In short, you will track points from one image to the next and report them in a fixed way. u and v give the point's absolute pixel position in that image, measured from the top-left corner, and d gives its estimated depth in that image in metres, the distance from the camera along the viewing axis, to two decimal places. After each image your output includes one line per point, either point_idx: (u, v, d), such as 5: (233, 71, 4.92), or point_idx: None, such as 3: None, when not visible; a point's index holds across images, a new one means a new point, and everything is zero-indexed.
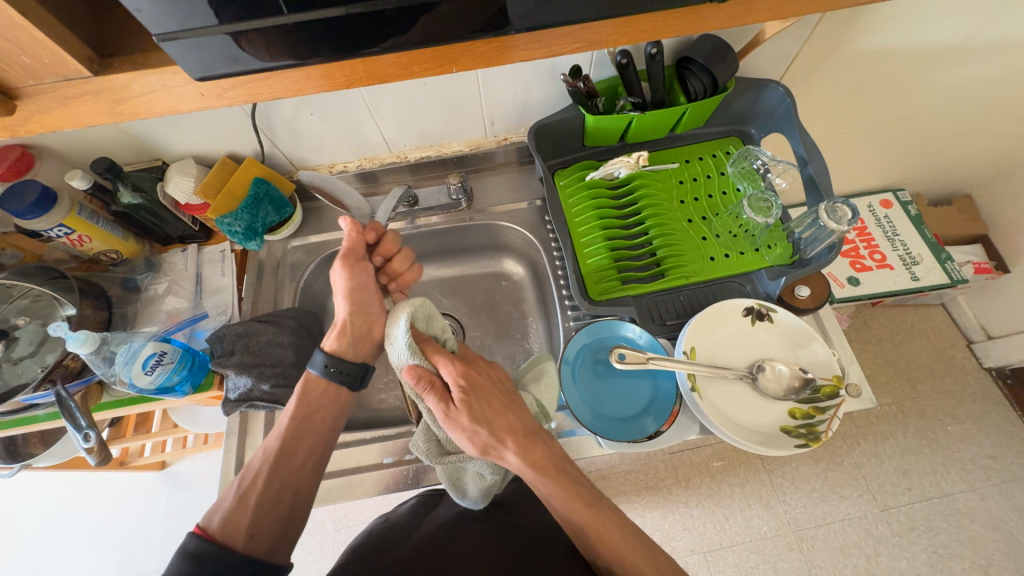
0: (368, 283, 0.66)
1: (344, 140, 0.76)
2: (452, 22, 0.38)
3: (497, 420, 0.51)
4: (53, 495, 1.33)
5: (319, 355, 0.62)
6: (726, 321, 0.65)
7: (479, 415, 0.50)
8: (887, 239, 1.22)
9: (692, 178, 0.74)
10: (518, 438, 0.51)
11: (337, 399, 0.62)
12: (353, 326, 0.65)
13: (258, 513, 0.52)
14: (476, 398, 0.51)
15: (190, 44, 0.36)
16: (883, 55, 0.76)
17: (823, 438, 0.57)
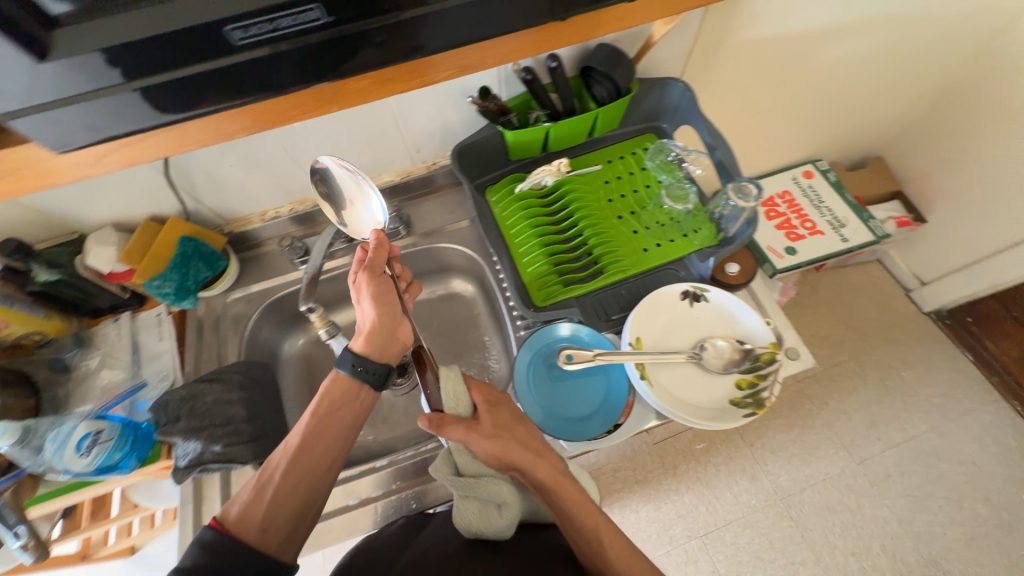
0: (387, 286, 0.62)
1: (272, 186, 0.76)
2: (332, 64, 0.40)
3: (517, 439, 0.56)
4: None
5: (345, 355, 0.58)
6: (665, 306, 0.67)
7: (497, 430, 0.55)
8: (814, 207, 1.30)
9: (616, 177, 0.77)
10: (535, 453, 0.55)
11: (359, 400, 0.58)
12: (374, 327, 0.60)
13: (273, 507, 0.50)
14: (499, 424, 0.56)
15: (44, 119, 0.36)
16: (768, 43, 0.83)
17: (768, 404, 0.60)
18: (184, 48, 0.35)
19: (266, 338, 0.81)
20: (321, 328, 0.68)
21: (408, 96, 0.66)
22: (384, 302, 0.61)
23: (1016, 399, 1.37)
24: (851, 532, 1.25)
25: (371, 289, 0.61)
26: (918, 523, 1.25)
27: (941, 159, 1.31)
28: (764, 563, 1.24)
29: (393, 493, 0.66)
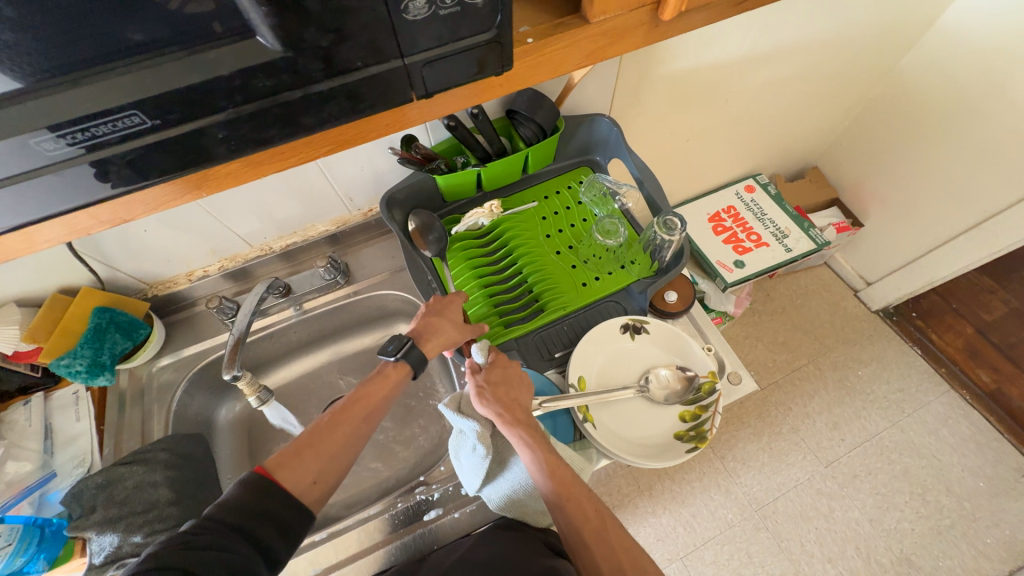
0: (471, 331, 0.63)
1: (195, 246, 0.72)
2: None
3: (505, 396, 0.56)
4: None
5: (409, 342, 0.59)
6: (607, 342, 0.66)
7: (491, 385, 0.56)
8: (758, 220, 1.35)
9: (553, 213, 0.78)
10: (516, 409, 0.55)
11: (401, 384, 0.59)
12: (432, 335, 0.61)
13: (322, 467, 0.49)
14: (498, 380, 0.57)
15: None
16: (689, 74, 0.86)
17: (710, 436, 0.60)
18: None
19: (198, 405, 0.76)
20: (251, 394, 0.66)
21: None
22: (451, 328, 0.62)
23: (964, 388, 1.43)
24: (826, 538, 1.26)
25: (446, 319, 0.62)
26: (887, 521, 1.27)
27: (867, 166, 1.38)
28: None
29: (333, 569, 0.60)
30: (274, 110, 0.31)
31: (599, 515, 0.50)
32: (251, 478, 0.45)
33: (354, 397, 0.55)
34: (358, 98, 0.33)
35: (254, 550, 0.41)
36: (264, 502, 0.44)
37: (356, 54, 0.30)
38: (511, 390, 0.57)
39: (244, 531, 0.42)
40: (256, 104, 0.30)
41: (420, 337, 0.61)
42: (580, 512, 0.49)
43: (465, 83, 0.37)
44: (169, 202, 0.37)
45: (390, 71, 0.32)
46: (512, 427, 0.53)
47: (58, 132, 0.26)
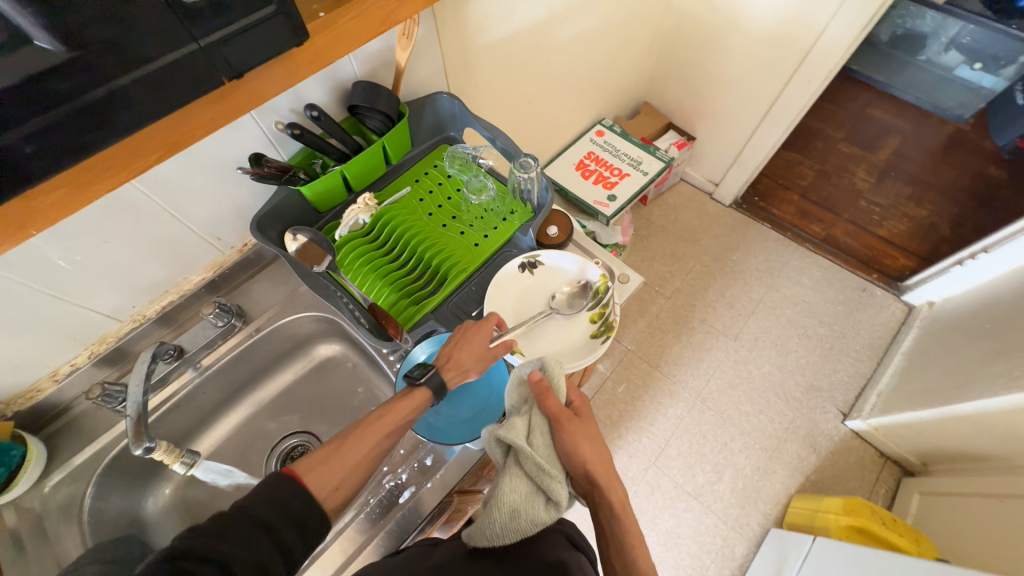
0: (491, 362, 0.63)
1: (50, 341, 0.64)
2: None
3: (595, 448, 0.57)
4: None
5: (432, 376, 0.57)
6: (511, 284, 0.73)
7: (587, 439, 0.58)
8: (615, 157, 1.53)
9: (428, 192, 0.82)
10: (606, 463, 0.57)
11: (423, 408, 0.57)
12: (458, 369, 0.60)
13: (346, 475, 0.48)
14: (581, 426, 0.58)
15: None
16: (507, 39, 0.95)
17: (616, 323, 0.68)
18: None
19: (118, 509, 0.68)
20: (173, 462, 0.62)
21: (174, 187, 0.62)
22: (473, 359, 0.61)
23: (807, 242, 1.76)
24: (753, 395, 1.49)
25: (480, 339, 0.63)
26: (790, 362, 1.53)
27: (680, 88, 1.63)
28: (708, 456, 1.41)
29: None
30: (81, 113, 0.33)
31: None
32: (281, 473, 0.45)
33: (385, 412, 0.54)
34: (166, 85, 0.36)
35: (276, 551, 0.41)
36: (287, 496, 0.44)
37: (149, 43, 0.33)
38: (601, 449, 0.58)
39: (271, 529, 0.42)
40: (51, 115, 0.31)
41: (448, 369, 0.60)
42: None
43: (272, 56, 0.41)
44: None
45: (190, 54, 0.35)
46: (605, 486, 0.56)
47: None
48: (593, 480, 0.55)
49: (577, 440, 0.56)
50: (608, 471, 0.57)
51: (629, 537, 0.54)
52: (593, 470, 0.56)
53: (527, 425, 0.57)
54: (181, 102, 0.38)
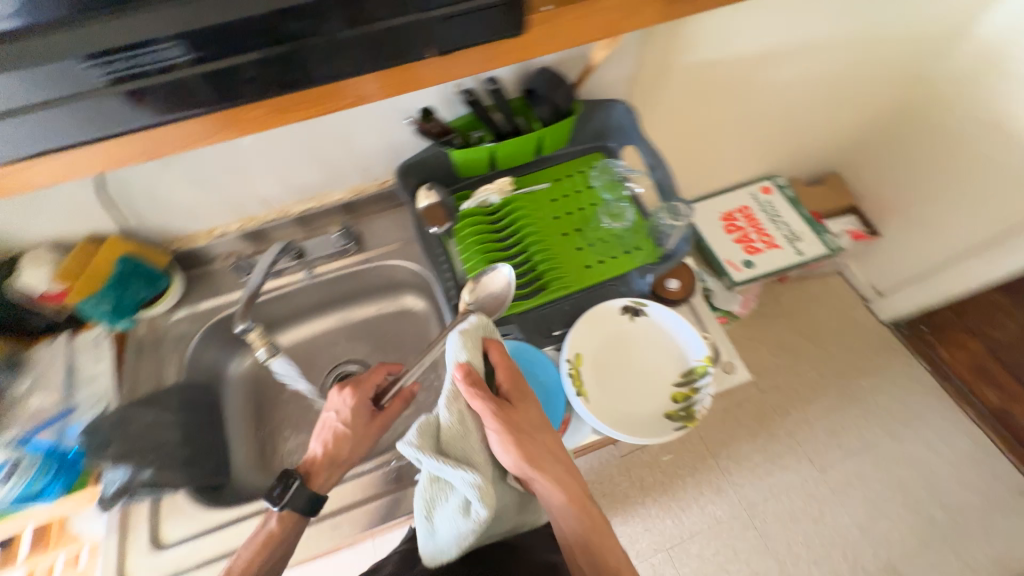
0: (376, 430, 0.64)
1: (217, 205, 0.75)
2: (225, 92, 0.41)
3: (532, 444, 0.53)
4: None
5: (297, 487, 0.58)
6: (605, 322, 0.67)
7: (542, 446, 0.54)
8: (772, 222, 1.34)
9: (562, 195, 0.79)
10: (552, 463, 0.53)
11: (295, 504, 0.58)
12: (336, 458, 0.62)
13: (264, 562, 0.55)
14: (516, 421, 0.53)
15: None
16: (712, 65, 0.86)
17: (700, 416, 0.59)
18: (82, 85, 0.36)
19: (212, 358, 0.79)
20: (260, 347, 0.69)
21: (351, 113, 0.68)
22: (349, 442, 0.62)
23: (969, 406, 1.41)
24: (814, 541, 1.26)
25: (334, 429, 0.63)
26: (877, 530, 1.27)
27: (887, 173, 1.36)
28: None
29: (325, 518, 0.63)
30: None
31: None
32: None
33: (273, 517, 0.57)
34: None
35: None
36: None
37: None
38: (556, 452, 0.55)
39: None
40: None
41: (330, 463, 0.62)
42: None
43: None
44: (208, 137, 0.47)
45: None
46: (577, 512, 0.52)
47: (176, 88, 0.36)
48: (557, 494, 0.52)
49: (503, 432, 0.52)
50: (552, 465, 0.53)
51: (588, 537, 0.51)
52: (553, 484, 0.52)
53: (436, 423, 0.52)
54: None
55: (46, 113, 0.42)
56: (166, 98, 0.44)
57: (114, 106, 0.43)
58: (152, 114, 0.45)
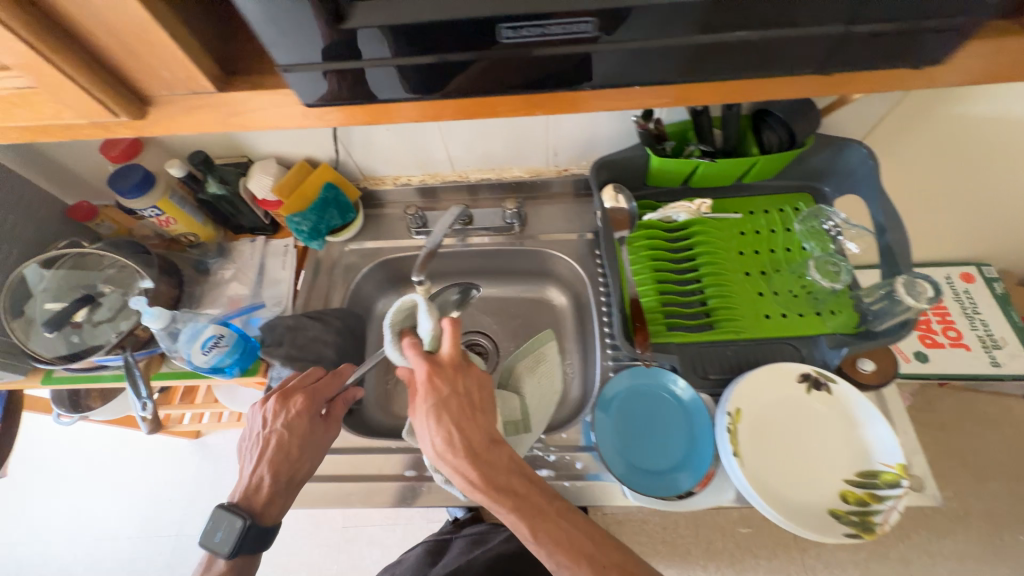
0: (326, 436, 0.63)
1: (413, 156, 0.79)
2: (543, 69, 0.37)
3: (470, 447, 0.51)
4: (79, 459, 1.36)
5: (250, 526, 0.57)
6: (780, 384, 0.60)
7: (489, 459, 0.51)
8: (965, 316, 1.10)
9: (754, 231, 0.72)
10: (495, 471, 0.50)
11: (265, 508, 0.59)
12: (292, 479, 0.61)
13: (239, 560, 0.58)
14: (452, 411, 0.51)
15: (319, 76, 0.35)
16: (988, 126, 0.71)
17: (878, 531, 0.52)
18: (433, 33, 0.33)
19: (367, 293, 0.85)
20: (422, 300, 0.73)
21: None
22: (303, 460, 0.61)
23: None
24: None
25: (273, 446, 0.60)
26: None
27: None
28: None
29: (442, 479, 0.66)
30: None
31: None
32: None
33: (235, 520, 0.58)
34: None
35: None
36: None
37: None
38: (507, 460, 0.52)
39: None
40: None
41: (281, 491, 0.60)
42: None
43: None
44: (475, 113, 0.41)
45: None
46: (525, 523, 0.48)
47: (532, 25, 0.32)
48: (507, 512, 0.49)
49: (440, 428, 0.51)
50: (502, 469, 0.51)
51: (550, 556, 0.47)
52: (501, 501, 0.49)
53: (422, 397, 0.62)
54: None
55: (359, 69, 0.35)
56: (524, 75, 0.37)
57: (477, 75, 0.37)
58: (510, 87, 0.38)
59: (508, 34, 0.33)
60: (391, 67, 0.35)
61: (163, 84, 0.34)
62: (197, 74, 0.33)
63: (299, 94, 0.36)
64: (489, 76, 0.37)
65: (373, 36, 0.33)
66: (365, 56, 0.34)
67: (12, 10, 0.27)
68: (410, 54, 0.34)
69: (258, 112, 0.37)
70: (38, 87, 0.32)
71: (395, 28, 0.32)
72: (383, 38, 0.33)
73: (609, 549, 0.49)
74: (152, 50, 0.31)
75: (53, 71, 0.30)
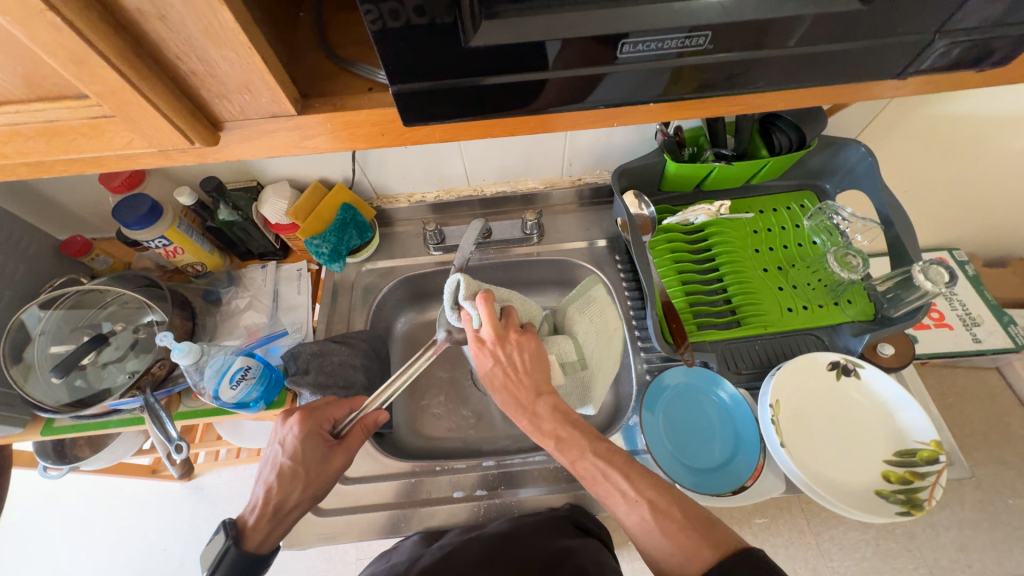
0: (338, 459, 0.60)
1: (427, 173, 0.79)
2: (644, 84, 0.32)
3: (520, 396, 0.58)
4: (58, 513, 1.25)
5: (230, 548, 0.51)
6: (813, 373, 0.62)
7: (535, 411, 0.57)
8: (945, 298, 1.15)
9: (766, 228, 0.75)
10: (539, 414, 0.56)
11: (257, 536, 0.54)
12: (286, 507, 0.56)
13: None
14: (503, 369, 0.59)
15: (422, 97, 0.30)
16: (968, 119, 0.75)
17: (926, 508, 0.54)
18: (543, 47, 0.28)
19: (386, 313, 0.84)
20: None
21: None
22: (298, 486, 0.57)
23: None
24: None
25: (280, 466, 0.58)
26: None
27: None
28: None
29: (492, 498, 0.65)
30: None
31: (709, 545, 0.42)
32: None
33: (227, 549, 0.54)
34: (843, 68, 0.32)
35: None
36: None
37: (877, 26, 0.30)
38: (552, 412, 0.56)
39: None
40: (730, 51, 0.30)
41: (273, 515, 0.56)
42: (668, 545, 0.44)
43: (923, 73, 0.34)
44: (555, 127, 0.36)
45: (913, 43, 0.31)
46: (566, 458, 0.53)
47: (638, 38, 0.28)
48: (552, 450, 0.54)
49: (496, 384, 0.59)
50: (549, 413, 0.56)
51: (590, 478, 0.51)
52: (545, 442, 0.55)
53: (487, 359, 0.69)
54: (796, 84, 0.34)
55: (464, 89, 0.30)
56: (624, 95, 0.33)
57: (577, 95, 0.32)
58: (619, 102, 0.33)
59: (628, 50, 0.29)
60: (506, 85, 0.30)
61: (242, 106, 0.30)
62: (282, 97, 0.30)
63: (402, 114, 0.31)
64: (587, 94, 0.32)
65: (492, 57, 0.28)
66: (478, 74, 0.29)
67: (86, 17, 0.23)
68: (524, 70, 0.30)
69: (322, 141, 0.33)
70: (113, 114, 0.27)
71: (516, 47, 0.28)
72: (503, 57, 0.28)
73: (645, 485, 0.49)
74: (237, 66, 0.27)
75: (131, 93, 0.26)
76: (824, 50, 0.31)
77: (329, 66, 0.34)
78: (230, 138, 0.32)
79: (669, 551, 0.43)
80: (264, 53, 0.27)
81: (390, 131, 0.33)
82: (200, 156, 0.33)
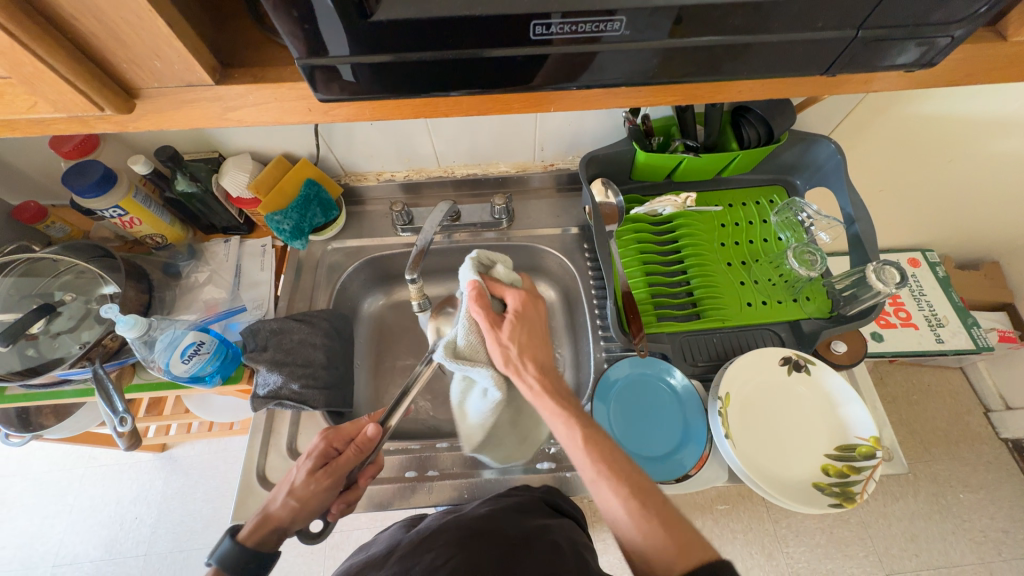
0: (338, 476, 0.57)
1: (396, 151, 0.77)
2: (566, 67, 0.32)
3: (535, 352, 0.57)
4: (32, 480, 1.26)
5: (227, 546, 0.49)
6: (765, 367, 0.63)
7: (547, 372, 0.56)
8: (914, 298, 1.17)
9: (734, 222, 0.75)
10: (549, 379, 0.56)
11: (254, 542, 0.51)
12: (293, 521, 0.54)
13: None
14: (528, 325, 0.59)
15: (332, 72, 0.30)
16: (941, 119, 0.74)
17: (858, 500, 0.56)
18: (449, 26, 0.28)
19: (353, 292, 0.83)
20: (416, 299, 0.73)
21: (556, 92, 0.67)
22: (298, 499, 0.54)
23: None
24: None
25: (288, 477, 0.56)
26: None
27: None
28: None
29: (445, 478, 0.66)
30: None
31: (697, 543, 0.42)
32: None
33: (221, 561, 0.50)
34: (765, 62, 0.33)
35: None
36: None
37: (795, 19, 0.30)
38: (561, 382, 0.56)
39: None
40: (647, 38, 0.30)
41: (273, 524, 0.53)
42: (655, 526, 0.43)
43: (858, 68, 0.34)
44: (482, 106, 0.36)
45: (835, 39, 0.31)
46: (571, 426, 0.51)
47: (550, 20, 0.28)
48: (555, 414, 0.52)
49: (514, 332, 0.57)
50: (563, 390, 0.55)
51: (596, 450, 0.49)
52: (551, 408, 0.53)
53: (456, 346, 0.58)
54: (724, 77, 0.34)
55: (376, 65, 0.30)
56: (549, 77, 0.33)
57: (500, 75, 0.32)
58: (538, 85, 0.34)
59: (539, 31, 0.29)
60: (414, 63, 0.30)
61: (156, 74, 0.30)
62: (195, 65, 0.29)
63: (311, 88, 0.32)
64: (510, 75, 0.32)
65: (394, 33, 0.28)
66: (390, 49, 0.29)
67: None
68: (437, 47, 0.29)
69: (243, 113, 0.33)
70: (12, 75, 0.27)
71: (421, 24, 0.28)
72: (407, 35, 0.28)
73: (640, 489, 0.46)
74: (141, 34, 0.27)
75: (26, 55, 0.25)
76: (743, 41, 0.31)
77: (258, 37, 0.33)
78: (146, 106, 0.32)
79: (624, 522, 0.45)
80: (168, 17, 0.26)
81: (315, 106, 0.33)
82: (117, 123, 0.33)
